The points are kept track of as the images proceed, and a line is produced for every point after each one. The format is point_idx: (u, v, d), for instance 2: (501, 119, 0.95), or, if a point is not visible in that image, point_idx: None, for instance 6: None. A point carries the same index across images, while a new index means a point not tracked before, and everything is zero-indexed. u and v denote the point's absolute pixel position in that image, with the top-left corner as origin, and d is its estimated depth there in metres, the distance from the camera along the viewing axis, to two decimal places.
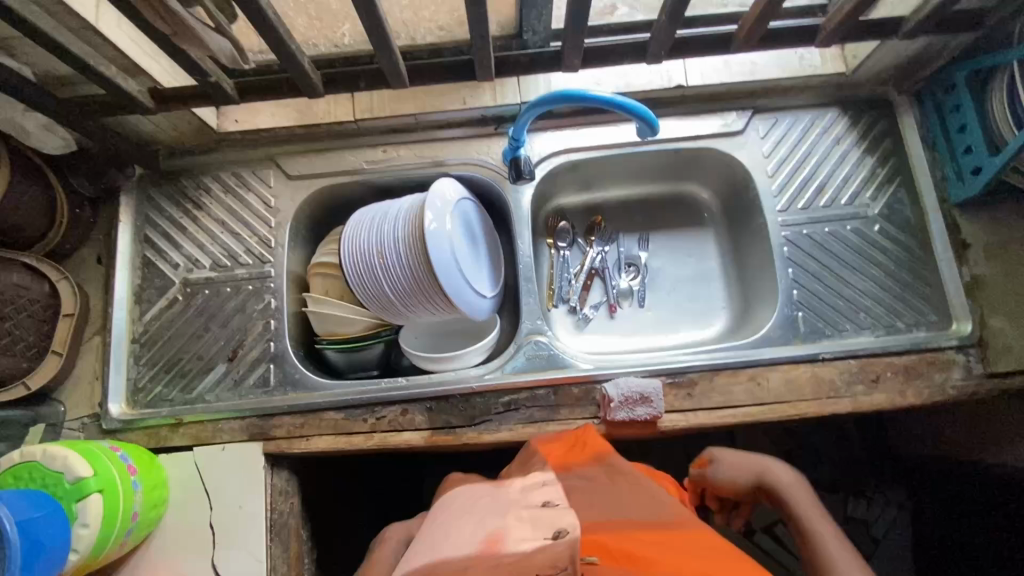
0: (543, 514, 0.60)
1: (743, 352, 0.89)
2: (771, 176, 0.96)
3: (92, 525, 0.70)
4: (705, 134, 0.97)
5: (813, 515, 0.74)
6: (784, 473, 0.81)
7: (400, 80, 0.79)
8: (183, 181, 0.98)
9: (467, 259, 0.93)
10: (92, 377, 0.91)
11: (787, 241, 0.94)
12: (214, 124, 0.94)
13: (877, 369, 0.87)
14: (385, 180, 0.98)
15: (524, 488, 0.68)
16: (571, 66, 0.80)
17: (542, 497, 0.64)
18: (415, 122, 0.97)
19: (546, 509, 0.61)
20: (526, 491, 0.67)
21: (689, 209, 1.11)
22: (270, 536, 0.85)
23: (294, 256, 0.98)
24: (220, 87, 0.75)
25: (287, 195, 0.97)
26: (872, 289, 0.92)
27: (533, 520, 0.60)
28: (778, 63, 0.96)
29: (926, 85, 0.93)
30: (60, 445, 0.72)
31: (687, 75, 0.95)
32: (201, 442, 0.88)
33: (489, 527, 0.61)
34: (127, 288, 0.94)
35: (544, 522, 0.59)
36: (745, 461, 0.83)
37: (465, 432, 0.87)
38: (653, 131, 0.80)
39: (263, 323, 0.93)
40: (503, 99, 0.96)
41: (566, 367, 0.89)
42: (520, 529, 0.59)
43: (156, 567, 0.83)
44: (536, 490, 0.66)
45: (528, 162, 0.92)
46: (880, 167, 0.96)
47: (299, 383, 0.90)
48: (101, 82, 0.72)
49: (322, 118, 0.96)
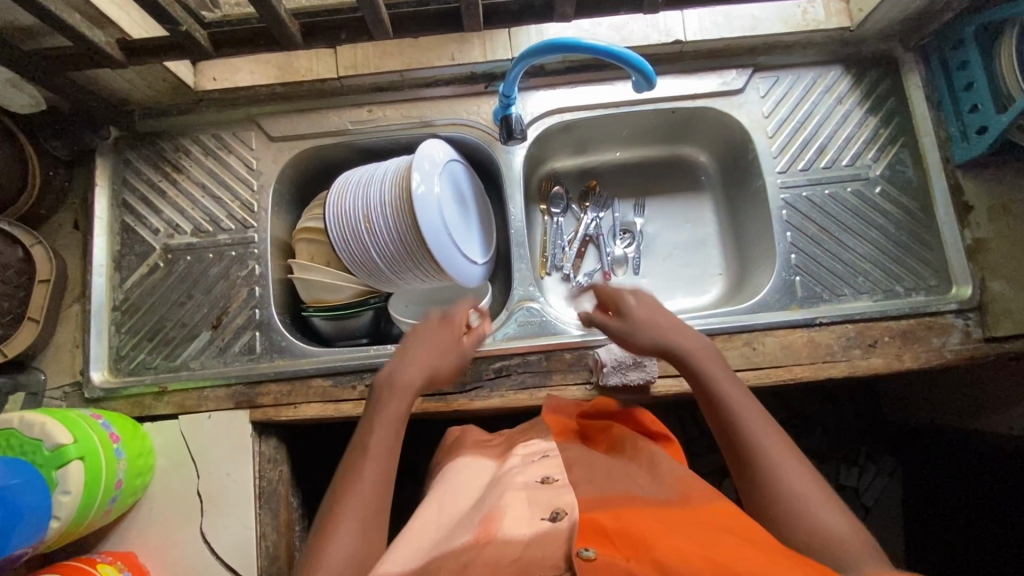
0: (542, 493, 0.58)
1: (738, 317, 0.87)
2: (770, 137, 0.93)
3: (74, 492, 0.68)
4: (703, 92, 0.94)
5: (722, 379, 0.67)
6: (692, 340, 0.71)
7: (383, 30, 0.75)
8: (161, 143, 0.94)
9: (460, 227, 0.90)
10: (72, 345, 0.89)
11: (786, 204, 0.92)
12: (191, 81, 0.89)
13: (874, 334, 0.85)
14: (369, 141, 0.95)
15: (523, 461, 0.66)
16: (565, 16, 0.76)
17: (539, 473, 0.62)
18: (400, 79, 0.93)
19: (544, 487, 0.59)
20: (523, 465, 0.65)
21: (686, 173, 1.08)
22: (258, 503, 0.83)
23: (277, 222, 0.95)
24: (192, 37, 0.71)
25: (270, 158, 0.94)
26: (872, 252, 0.90)
27: (531, 499, 0.57)
28: (780, 15, 0.90)
29: (932, 40, 0.90)
30: (39, 412, 0.69)
31: (685, 28, 0.90)
32: (186, 410, 0.86)
33: (484, 509, 0.58)
34: (105, 254, 0.91)
35: (545, 501, 0.57)
36: (653, 317, 0.73)
37: (456, 399, 0.85)
38: (649, 85, 0.77)
39: (247, 289, 0.90)
40: (493, 55, 0.90)
41: (559, 334, 0.88)
42: (519, 510, 0.56)
43: (145, 534, 0.83)
44: (533, 464, 0.64)
45: (519, 121, 0.88)
46: (883, 127, 0.93)
47: (286, 350, 0.89)
48: (65, 32, 0.67)
49: (303, 75, 0.91)
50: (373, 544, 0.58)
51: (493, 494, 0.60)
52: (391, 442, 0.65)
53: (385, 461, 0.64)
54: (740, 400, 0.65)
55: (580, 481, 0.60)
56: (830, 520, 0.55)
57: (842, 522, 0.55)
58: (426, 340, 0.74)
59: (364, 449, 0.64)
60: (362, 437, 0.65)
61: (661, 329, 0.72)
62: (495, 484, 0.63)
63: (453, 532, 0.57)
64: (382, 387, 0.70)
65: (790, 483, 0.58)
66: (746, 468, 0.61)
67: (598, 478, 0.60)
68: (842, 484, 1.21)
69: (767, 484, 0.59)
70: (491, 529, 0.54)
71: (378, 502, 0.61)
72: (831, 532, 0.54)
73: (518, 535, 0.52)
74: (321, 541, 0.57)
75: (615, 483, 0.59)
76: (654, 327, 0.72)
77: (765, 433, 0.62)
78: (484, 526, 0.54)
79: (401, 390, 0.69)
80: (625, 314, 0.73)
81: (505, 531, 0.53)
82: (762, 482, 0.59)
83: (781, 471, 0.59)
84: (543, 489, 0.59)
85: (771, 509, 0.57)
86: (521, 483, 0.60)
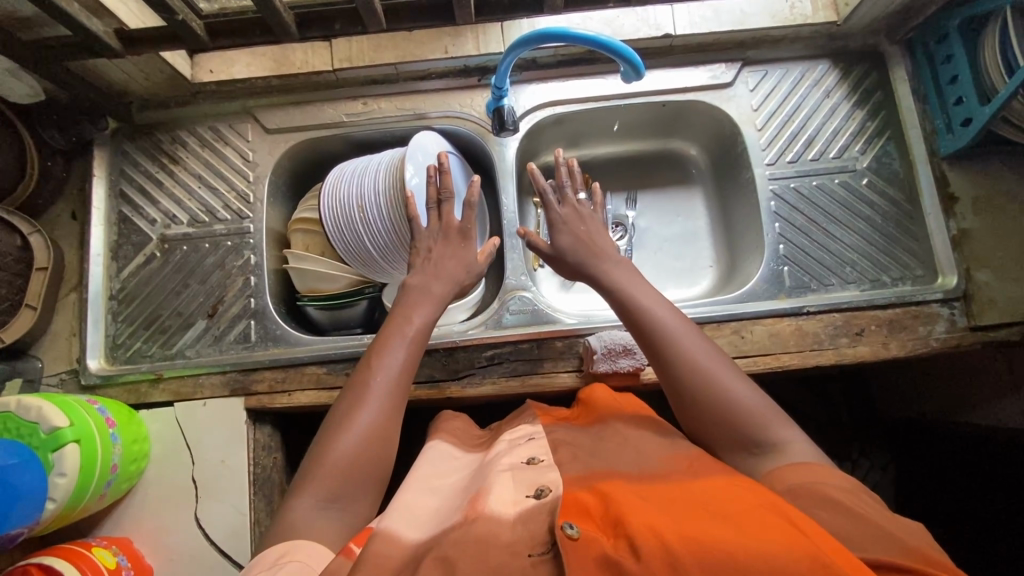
0: (526, 473, 0.59)
1: (727, 306, 0.88)
2: (759, 129, 0.95)
3: (69, 475, 0.69)
4: (693, 85, 0.95)
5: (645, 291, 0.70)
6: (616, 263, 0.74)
7: (376, 21, 0.76)
8: (158, 135, 0.95)
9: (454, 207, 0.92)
10: (69, 333, 0.90)
11: (774, 195, 0.93)
12: (188, 74, 0.91)
13: (861, 323, 0.86)
14: (364, 133, 0.96)
15: (511, 444, 0.67)
16: (554, 7, 0.78)
17: (525, 454, 0.63)
18: (395, 72, 0.94)
19: (530, 467, 0.60)
20: (512, 448, 0.66)
21: (678, 167, 1.10)
22: (252, 490, 0.84)
23: (272, 213, 0.96)
24: (189, 27, 0.72)
25: (265, 149, 0.95)
26: (860, 243, 0.91)
27: (516, 480, 0.58)
28: (768, 10, 0.92)
29: (917, 34, 0.91)
30: (35, 396, 0.70)
31: (675, 23, 0.91)
32: (182, 398, 0.87)
33: (473, 493, 0.58)
34: (103, 244, 0.92)
35: (529, 484, 0.57)
36: (578, 243, 0.76)
37: (449, 386, 0.86)
38: (638, 75, 0.78)
39: (243, 279, 0.92)
40: (486, 48, 0.92)
41: (551, 322, 0.89)
42: (506, 491, 0.56)
43: (140, 520, 0.83)
44: (520, 446, 0.66)
45: (511, 113, 0.88)
46: (870, 120, 0.94)
47: (281, 339, 0.90)
48: (64, 21, 0.68)
49: (298, 68, 0.92)
50: (382, 439, 0.61)
51: (482, 475, 0.61)
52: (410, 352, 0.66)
53: (401, 372, 0.64)
54: (657, 306, 0.68)
55: (564, 461, 0.61)
56: (754, 402, 0.61)
57: (760, 403, 0.61)
58: (444, 256, 0.75)
59: (382, 354, 0.65)
60: (381, 344, 0.66)
61: (586, 256, 0.75)
62: (483, 468, 0.64)
63: (443, 509, 0.58)
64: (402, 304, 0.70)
65: (718, 379, 0.63)
66: (670, 371, 0.64)
67: (585, 461, 0.61)
68: None
69: (693, 383, 0.63)
70: (478, 506, 0.54)
71: (391, 403, 0.62)
72: (752, 414, 0.60)
73: (505, 514, 0.52)
74: (333, 429, 0.60)
75: (601, 462, 0.60)
76: (580, 253, 0.75)
77: (685, 336, 0.65)
78: (473, 505, 0.55)
79: (427, 296, 0.71)
80: (554, 245, 0.77)
81: (492, 508, 0.53)
82: (687, 382, 0.63)
83: (704, 370, 0.63)
84: (528, 469, 0.60)
85: (698, 403, 0.63)
86: (507, 463, 0.62)
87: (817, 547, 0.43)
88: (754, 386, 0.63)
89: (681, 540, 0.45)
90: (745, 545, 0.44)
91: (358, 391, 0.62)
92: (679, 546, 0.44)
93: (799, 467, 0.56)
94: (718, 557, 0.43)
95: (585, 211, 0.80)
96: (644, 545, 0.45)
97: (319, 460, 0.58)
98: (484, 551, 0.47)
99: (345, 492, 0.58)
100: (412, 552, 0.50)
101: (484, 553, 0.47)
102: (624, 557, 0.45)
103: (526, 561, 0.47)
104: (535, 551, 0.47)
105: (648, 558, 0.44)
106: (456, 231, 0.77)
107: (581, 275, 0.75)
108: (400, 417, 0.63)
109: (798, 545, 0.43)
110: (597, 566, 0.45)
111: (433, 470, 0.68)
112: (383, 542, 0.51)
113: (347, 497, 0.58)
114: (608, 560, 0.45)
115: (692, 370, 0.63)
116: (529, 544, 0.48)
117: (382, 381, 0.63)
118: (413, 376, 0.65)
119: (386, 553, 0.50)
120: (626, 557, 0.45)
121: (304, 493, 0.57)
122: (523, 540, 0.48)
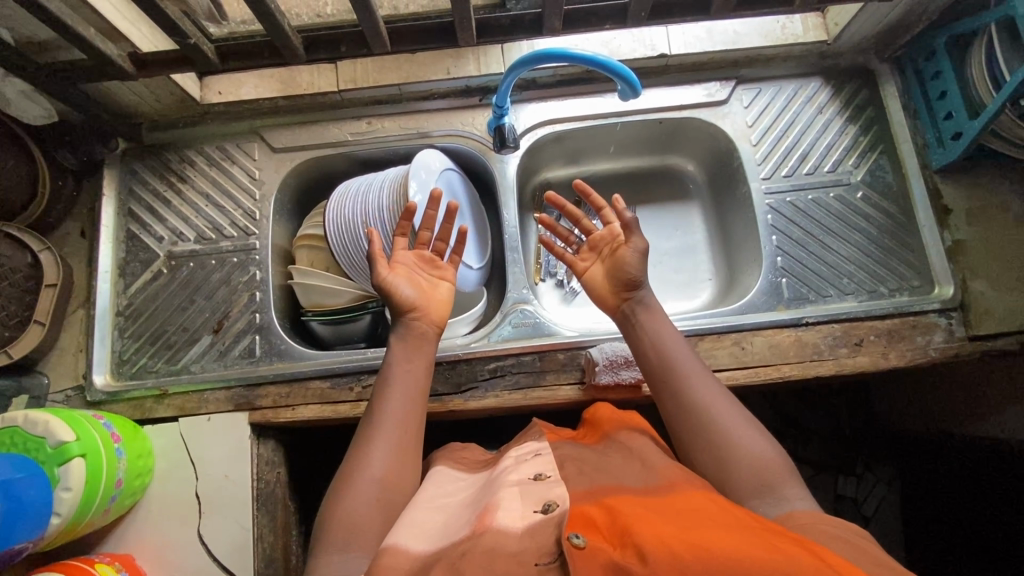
0: (532, 488, 0.59)
1: (726, 318, 0.89)
2: (754, 145, 0.97)
3: (74, 489, 0.69)
4: (689, 103, 0.98)
5: (662, 326, 0.72)
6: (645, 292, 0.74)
7: (381, 42, 0.78)
8: (167, 154, 0.98)
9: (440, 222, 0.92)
10: (75, 349, 0.91)
11: (771, 209, 0.95)
12: (197, 94, 0.93)
13: (860, 333, 0.87)
14: (369, 152, 0.99)
15: (517, 460, 0.67)
16: (553, 30, 0.80)
17: (532, 471, 0.63)
18: (399, 92, 0.96)
19: (536, 483, 0.59)
20: (516, 464, 0.66)
21: (675, 182, 1.12)
22: (255, 505, 0.84)
23: (278, 229, 0.98)
24: (201, 50, 0.75)
25: (272, 167, 0.97)
26: (855, 254, 0.92)
27: (523, 494, 0.57)
28: (760, 30, 0.95)
29: (906, 52, 0.94)
30: (43, 411, 0.71)
31: (670, 43, 0.95)
32: (186, 413, 0.87)
33: (480, 506, 0.58)
34: (111, 262, 0.94)
35: (535, 495, 0.57)
36: (624, 265, 0.74)
37: (452, 399, 0.86)
38: (635, 93, 0.80)
39: (248, 295, 0.93)
40: (487, 69, 0.95)
41: (552, 335, 0.90)
42: (512, 503, 0.56)
43: (143, 536, 0.83)
44: (527, 462, 0.66)
45: (512, 131, 0.90)
46: (863, 135, 0.97)
47: (285, 354, 0.91)
48: (81, 45, 0.71)
49: (305, 89, 0.95)
50: (394, 480, 0.63)
51: (490, 489, 0.61)
52: (411, 392, 0.69)
53: (405, 413, 0.67)
54: (668, 341, 0.71)
55: (569, 475, 0.61)
56: (749, 440, 0.62)
57: (769, 455, 0.61)
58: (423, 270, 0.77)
59: (382, 400, 0.68)
60: (381, 390, 0.69)
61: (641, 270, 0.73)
62: (489, 484, 0.64)
63: (450, 521, 0.58)
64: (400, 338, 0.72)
65: (715, 416, 0.64)
66: (672, 406, 0.67)
67: (590, 475, 0.61)
68: (840, 495, 1.19)
69: (702, 427, 0.64)
70: (486, 520, 0.53)
71: (398, 445, 0.65)
72: (759, 464, 0.60)
73: (512, 526, 0.52)
74: (345, 478, 0.63)
75: (605, 475, 0.61)
76: (621, 273, 0.74)
77: (701, 380, 0.67)
78: (480, 518, 0.55)
79: (424, 338, 0.73)
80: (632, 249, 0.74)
81: (499, 520, 0.53)
82: (696, 423, 0.65)
83: (716, 416, 0.64)
84: (535, 484, 0.59)
85: (693, 438, 0.64)
86: (515, 479, 0.61)
87: (825, 564, 0.42)
88: (752, 425, 0.64)
89: (690, 550, 0.45)
90: (753, 555, 0.43)
91: (369, 435, 0.66)
92: (686, 554, 0.44)
93: (804, 508, 0.56)
94: (724, 558, 0.43)
95: (647, 244, 0.74)
96: (651, 551, 0.45)
97: (332, 510, 0.61)
98: (492, 563, 0.47)
99: (361, 536, 0.59)
100: (420, 564, 0.50)
101: (490, 562, 0.47)
102: (631, 563, 0.45)
103: (532, 570, 0.46)
104: (541, 560, 0.47)
105: (656, 566, 0.44)
106: (427, 256, 0.78)
107: (621, 292, 0.74)
108: (410, 457, 0.66)
109: (802, 557, 0.43)
110: (603, 572, 0.45)
111: (437, 485, 0.68)
112: (386, 557, 0.51)
113: (363, 540, 0.59)
114: (615, 567, 0.45)
115: (691, 408, 0.65)
116: (536, 553, 0.48)
117: (387, 424, 0.66)
118: (420, 414, 0.69)
119: (394, 566, 0.50)
120: (633, 563, 0.45)
121: (322, 543, 0.58)
122: (531, 550, 0.48)
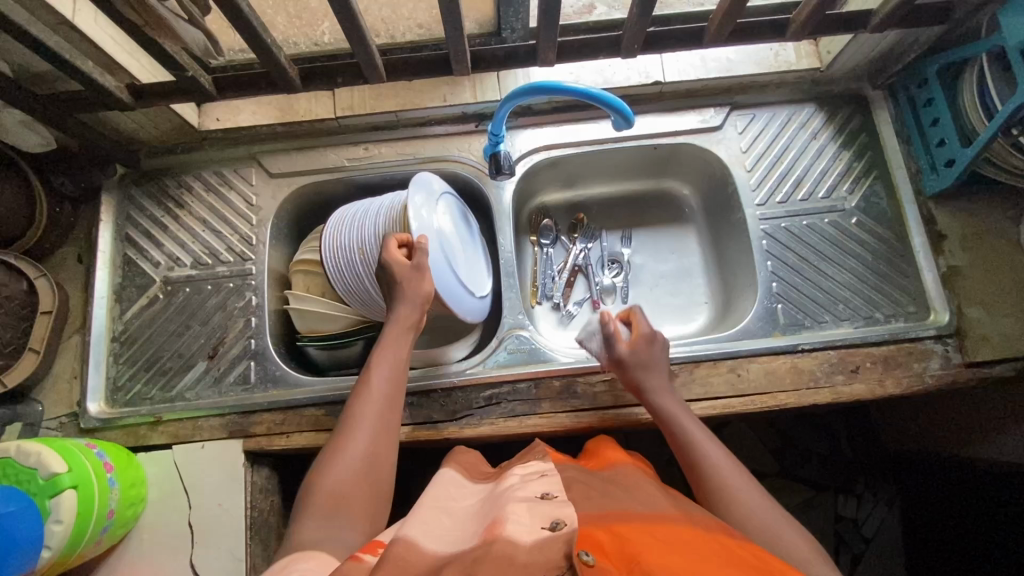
0: (541, 506, 0.56)
1: (722, 344, 0.89)
2: (749, 171, 0.97)
3: (66, 522, 0.68)
4: (683, 130, 0.98)
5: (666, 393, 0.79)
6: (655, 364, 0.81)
7: (377, 74, 0.79)
8: (164, 180, 0.98)
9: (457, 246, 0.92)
10: (70, 376, 0.91)
11: (765, 235, 0.95)
12: (195, 122, 0.94)
13: (856, 360, 0.87)
14: (366, 177, 0.99)
15: (522, 479, 0.65)
16: (547, 61, 0.81)
17: (540, 489, 0.61)
18: (396, 119, 0.97)
19: (545, 501, 0.57)
20: (523, 481, 0.64)
21: (672, 207, 1.12)
22: (249, 535, 0.84)
23: (275, 254, 0.98)
24: (198, 82, 0.76)
25: (268, 193, 0.97)
26: (851, 280, 0.92)
27: (531, 510, 0.55)
28: (754, 58, 0.96)
29: (898, 79, 0.95)
30: (35, 442, 0.70)
31: (664, 71, 0.96)
32: (180, 440, 0.87)
33: (488, 519, 0.56)
34: (107, 287, 0.94)
35: (542, 512, 0.54)
36: (658, 356, 0.82)
37: (447, 427, 0.86)
38: (627, 124, 0.80)
39: (244, 320, 0.93)
40: (483, 97, 0.96)
41: (548, 361, 0.90)
42: (521, 516, 0.53)
43: (134, 567, 0.82)
44: (534, 481, 0.64)
45: (507, 158, 0.90)
46: (857, 161, 0.97)
47: (280, 380, 0.90)
48: (80, 78, 0.71)
49: (303, 116, 0.96)
50: (379, 461, 0.68)
51: (499, 502, 0.60)
52: (387, 391, 0.73)
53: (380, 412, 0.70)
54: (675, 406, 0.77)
55: (578, 499, 0.61)
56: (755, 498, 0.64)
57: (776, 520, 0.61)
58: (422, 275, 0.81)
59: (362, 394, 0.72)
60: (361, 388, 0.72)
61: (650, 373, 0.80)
62: (496, 499, 0.62)
63: (459, 530, 0.57)
64: (396, 317, 0.79)
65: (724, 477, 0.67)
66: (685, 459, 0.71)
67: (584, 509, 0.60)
68: (840, 515, 1.18)
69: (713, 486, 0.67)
70: (496, 530, 0.51)
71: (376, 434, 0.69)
72: (756, 513, 0.62)
73: (520, 537, 0.50)
74: (329, 457, 0.66)
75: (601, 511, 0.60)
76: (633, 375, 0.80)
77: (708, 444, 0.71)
78: (489, 529, 0.53)
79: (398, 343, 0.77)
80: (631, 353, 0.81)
81: (509, 531, 0.50)
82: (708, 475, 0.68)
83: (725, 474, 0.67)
84: (543, 503, 0.56)
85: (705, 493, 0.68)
86: (521, 496, 0.59)
87: None
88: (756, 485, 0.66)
89: None
90: None
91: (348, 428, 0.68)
92: None
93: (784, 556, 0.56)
94: None
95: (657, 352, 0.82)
96: None
97: (317, 486, 0.63)
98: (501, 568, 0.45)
99: (346, 510, 0.62)
100: None
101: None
102: None
103: None
104: None
105: None
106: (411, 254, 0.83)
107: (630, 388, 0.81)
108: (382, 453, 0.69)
109: None
110: None
111: (450, 495, 0.67)
112: (401, 549, 0.49)
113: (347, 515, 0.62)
114: None
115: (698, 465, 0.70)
116: (544, 567, 0.46)
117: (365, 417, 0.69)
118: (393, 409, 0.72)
119: (410, 560, 0.48)
120: None
121: (307, 512, 0.60)
122: (540, 562, 0.46)
